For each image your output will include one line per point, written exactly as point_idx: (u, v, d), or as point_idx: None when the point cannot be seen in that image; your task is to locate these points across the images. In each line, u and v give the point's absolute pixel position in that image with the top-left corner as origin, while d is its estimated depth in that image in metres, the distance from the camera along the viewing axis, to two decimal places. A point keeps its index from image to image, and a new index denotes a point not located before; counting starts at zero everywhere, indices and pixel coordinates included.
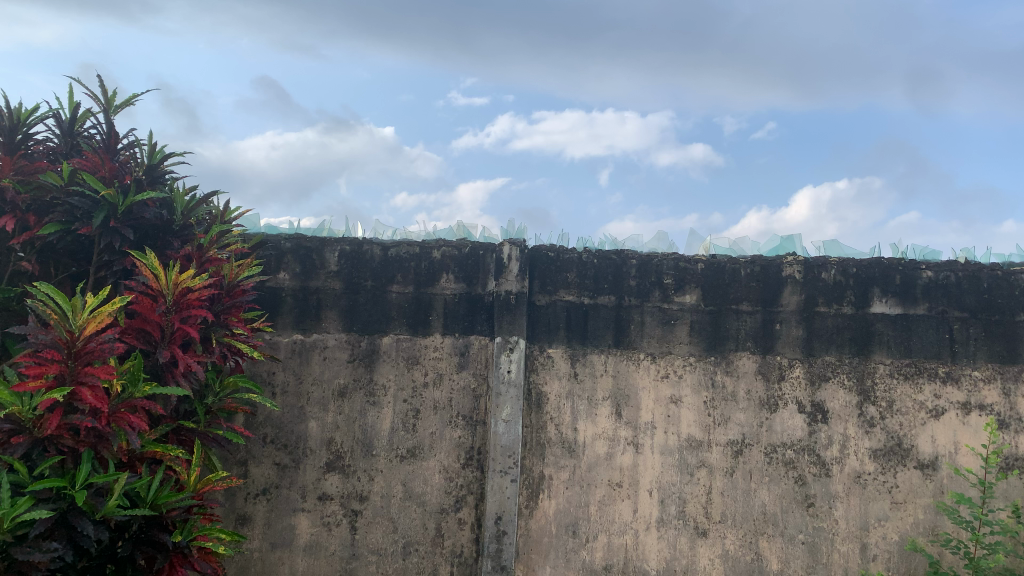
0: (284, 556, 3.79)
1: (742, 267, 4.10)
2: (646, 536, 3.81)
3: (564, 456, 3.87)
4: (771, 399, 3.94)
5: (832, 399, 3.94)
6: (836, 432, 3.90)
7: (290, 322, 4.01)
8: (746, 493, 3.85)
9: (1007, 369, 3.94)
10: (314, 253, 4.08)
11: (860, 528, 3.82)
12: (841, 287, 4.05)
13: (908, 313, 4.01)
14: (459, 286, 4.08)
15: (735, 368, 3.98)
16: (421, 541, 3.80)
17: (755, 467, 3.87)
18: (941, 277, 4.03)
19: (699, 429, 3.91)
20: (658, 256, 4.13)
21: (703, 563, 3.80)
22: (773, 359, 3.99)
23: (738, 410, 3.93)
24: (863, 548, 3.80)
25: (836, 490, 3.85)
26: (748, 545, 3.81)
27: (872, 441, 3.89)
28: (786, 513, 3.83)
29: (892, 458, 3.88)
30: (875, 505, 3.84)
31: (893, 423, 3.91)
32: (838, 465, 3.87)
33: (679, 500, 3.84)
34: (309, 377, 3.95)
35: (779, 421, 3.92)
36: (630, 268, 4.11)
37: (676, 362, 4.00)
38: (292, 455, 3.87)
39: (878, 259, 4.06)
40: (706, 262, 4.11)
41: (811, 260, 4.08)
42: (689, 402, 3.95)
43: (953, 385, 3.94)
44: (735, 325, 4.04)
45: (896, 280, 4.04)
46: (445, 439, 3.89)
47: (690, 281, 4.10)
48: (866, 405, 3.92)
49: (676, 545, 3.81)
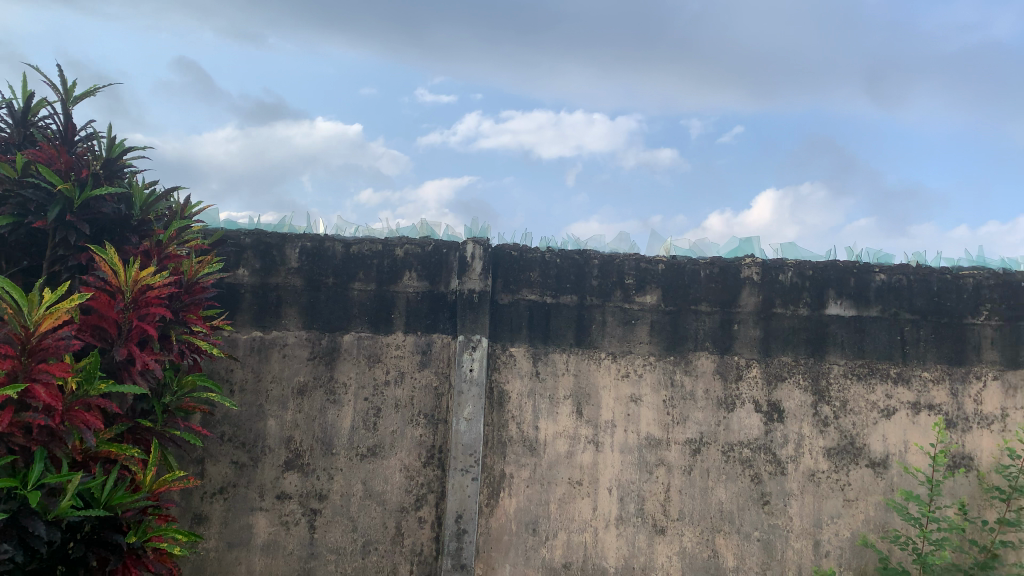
0: (241, 556, 3.75)
1: (702, 268, 4.15)
2: (605, 534, 3.85)
3: (525, 455, 3.89)
4: (729, 399, 4.00)
5: (788, 398, 4.01)
6: (791, 431, 3.98)
7: (249, 319, 3.97)
8: (703, 490, 3.91)
9: (955, 369, 4.02)
10: (274, 250, 4.03)
11: (813, 525, 3.90)
12: (798, 288, 4.13)
13: (862, 315, 4.09)
14: (421, 284, 4.07)
15: (694, 368, 4.04)
16: (380, 540, 3.79)
17: (712, 465, 3.93)
18: (894, 279, 4.12)
19: (658, 428, 3.96)
20: (620, 256, 4.16)
21: (661, 560, 3.84)
22: (731, 359, 4.05)
23: (697, 409, 3.99)
24: (817, 545, 3.88)
25: (791, 488, 3.92)
26: (704, 542, 3.86)
27: (826, 440, 3.97)
28: (742, 510, 3.89)
29: (845, 456, 3.96)
30: (828, 502, 3.92)
31: (846, 422, 3.99)
32: (793, 464, 3.95)
33: (638, 498, 3.89)
34: (268, 375, 3.91)
35: (736, 420, 3.98)
36: (593, 268, 4.13)
37: (637, 361, 4.04)
38: (250, 454, 3.83)
39: (834, 262, 4.15)
40: (667, 263, 4.16)
41: (768, 261, 4.15)
42: (649, 401, 3.99)
43: (904, 385, 4.02)
44: (694, 325, 4.10)
45: (850, 283, 4.12)
46: (406, 437, 3.88)
47: (652, 281, 4.14)
48: (820, 405, 4.00)
49: (635, 543, 3.85)
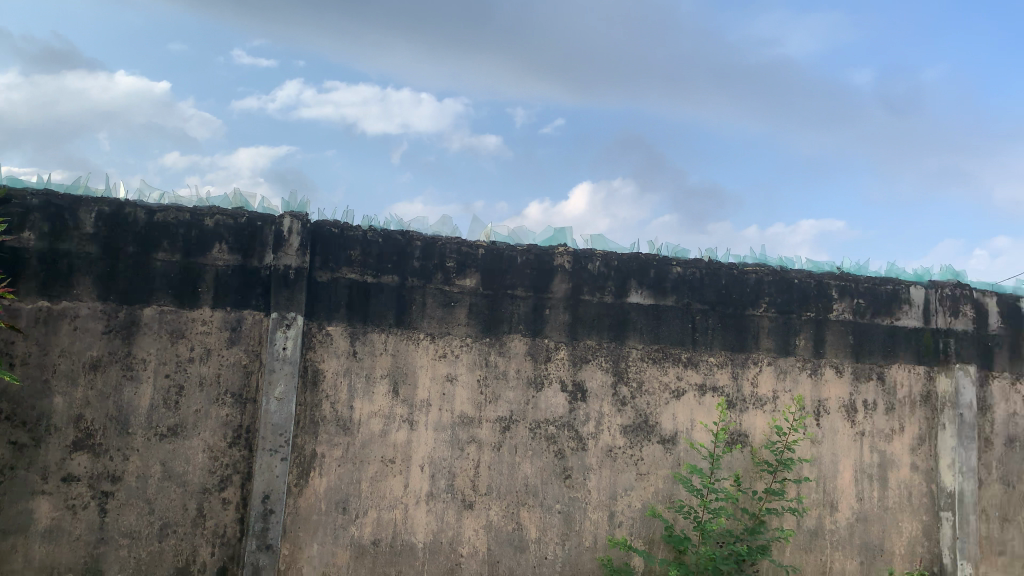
0: (18, 543, 3.47)
1: (518, 254, 4.31)
2: (415, 510, 3.92)
3: (338, 434, 3.87)
4: (538, 378, 4.19)
5: (591, 379, 4.26)
6: (593, 410, 4.23)
7: (34, 287, 3.64)
8: (511, 466, 4.08)
9: (735, 355, 4.40)
10: (66, 213, 3.73)
11: (608, 497, 4.18)
12: (604, 277, 4.39)
13: (659, 304, 4.40)
14: (233, 257, 3.90)
15: (508, 349, 4.19)
16: (179, 522, 3.64)
17: (520, 441, 4.11)
18: (688, 272, 4.46)
19: (471, 407, 4.08)
20: (441, 239, 4.22)
21: (468, 534, 3.97)
22: (542, 341, 4.24)
23: (508, 388, 4.14)
24: (611, 516, 4.16)
25: (591, 463, 4.18)
26: (509, 515, 4.03)
27: (623, 418, 4.27)
28: (546, 485, 4.10)
29: (639, 434, 4.27)
30: (623, 476, 4.21)
31: (642, 401, 4.30)
32: (594, 440, 4.21)
33: (448, 474, 3.99)
34: (55, 349, 3.62)
35: (544, 399, 4.18)
36: (414, 249, 4.16)
37: (453, 342, 4.13)
38: (32, 434, 3.53)
39: (637, 254, 4.45)
40: (486, 247, 4.27)
41: (578, 251, 4.39)
42: (463, 380, 4.09)
43: (692, 368, 4.37)
44: (508, 308, 4.24)
45: (650, 274, 4.44)
46: (211, 416, 3.74)
47: (470, 264, 4.23)
48: (620, 385, 4.29)
49: (443, 518, 3.95)
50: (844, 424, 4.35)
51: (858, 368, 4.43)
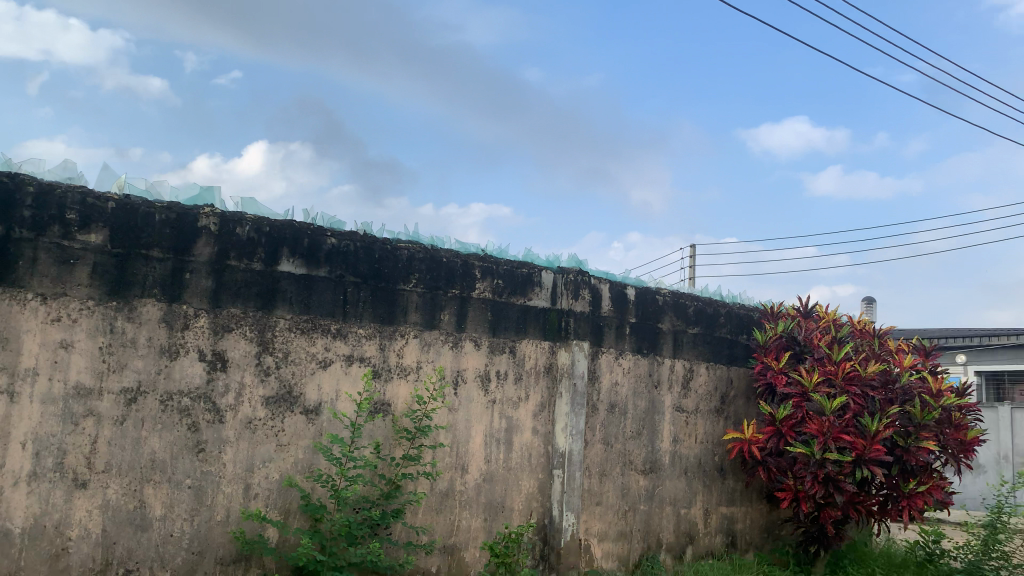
0: None
1: (157, 212, 3.88)
2: (13, 492, 3.48)
3: None
4: (172, 347, 3.89)
5: (233, 348, 4.02)
6: (233, 380, 4.01)
7: None
8: (135, 441, 3.76)
9: (385, 328, 4.44)
10: None
11: (245, 469, 4.01)
12: (253, 243, 4.09)
13: (311, 275, 4.24)
14: None
15: (139, 315, 3.82)
16: None
17: (148, 415, 3.81)
18: (343, 244, 4.33)
19: (90, 377, 3.69)
20: (61, 186, 3.68)
21: (79, 516, 3.60)
22: (179, 308, 3.91)
23: (137, 357, 3.81)
24: (247, 488, 3.99)
25: (227, 435, 3.97)
26: (131, 493, 3.72)
27: (265, 389, 4.10)
28: (176, 459, 3.84)
29: (281, 405, 4.13)
30: (262, 447, 4.06)
31: (286, 371, 4.16)
32: (232, 412, 4.00)
33: (57, 451, 3.59)
34: None
35: (178, 369, 3.90)
36: (25, 196, 3.60)
37: (71, 305, 3.68)
38: None
39: (291, 222, 4.19)
40: (118, 201, 3.80)
41: (227, 213, 4.03)
42: (82, 347, 3.69)
43: (341, 339, 4.31)
44: (142, 271, 3.84)
45: (304, 243, 4.22)
46: None
47: (97, 219, 3.74)
48: (264, 355, 4.10)
49: (49, 500, 3.55)
50: (478, 393, 4.69)
51: (493, 342, 4.78)
